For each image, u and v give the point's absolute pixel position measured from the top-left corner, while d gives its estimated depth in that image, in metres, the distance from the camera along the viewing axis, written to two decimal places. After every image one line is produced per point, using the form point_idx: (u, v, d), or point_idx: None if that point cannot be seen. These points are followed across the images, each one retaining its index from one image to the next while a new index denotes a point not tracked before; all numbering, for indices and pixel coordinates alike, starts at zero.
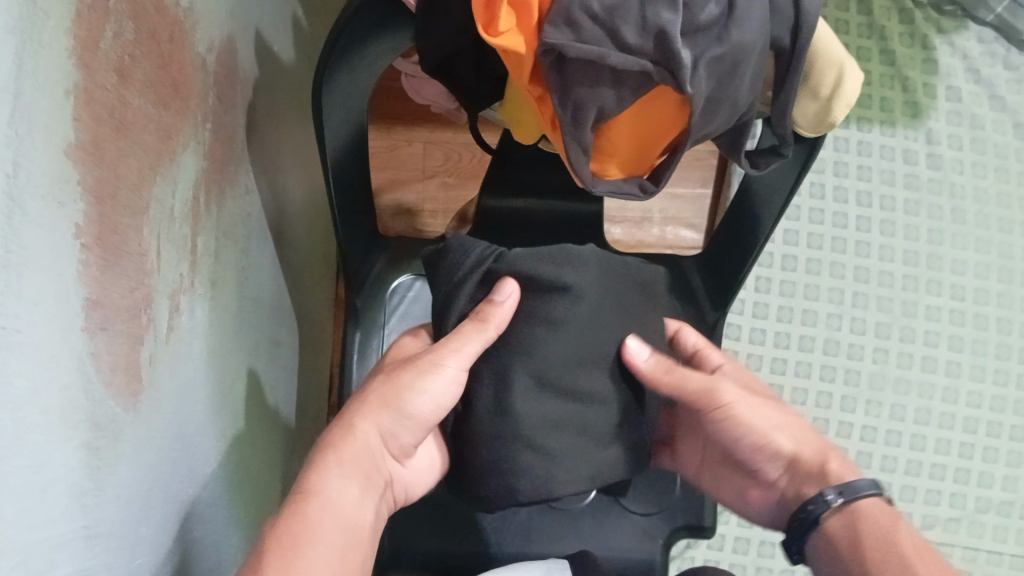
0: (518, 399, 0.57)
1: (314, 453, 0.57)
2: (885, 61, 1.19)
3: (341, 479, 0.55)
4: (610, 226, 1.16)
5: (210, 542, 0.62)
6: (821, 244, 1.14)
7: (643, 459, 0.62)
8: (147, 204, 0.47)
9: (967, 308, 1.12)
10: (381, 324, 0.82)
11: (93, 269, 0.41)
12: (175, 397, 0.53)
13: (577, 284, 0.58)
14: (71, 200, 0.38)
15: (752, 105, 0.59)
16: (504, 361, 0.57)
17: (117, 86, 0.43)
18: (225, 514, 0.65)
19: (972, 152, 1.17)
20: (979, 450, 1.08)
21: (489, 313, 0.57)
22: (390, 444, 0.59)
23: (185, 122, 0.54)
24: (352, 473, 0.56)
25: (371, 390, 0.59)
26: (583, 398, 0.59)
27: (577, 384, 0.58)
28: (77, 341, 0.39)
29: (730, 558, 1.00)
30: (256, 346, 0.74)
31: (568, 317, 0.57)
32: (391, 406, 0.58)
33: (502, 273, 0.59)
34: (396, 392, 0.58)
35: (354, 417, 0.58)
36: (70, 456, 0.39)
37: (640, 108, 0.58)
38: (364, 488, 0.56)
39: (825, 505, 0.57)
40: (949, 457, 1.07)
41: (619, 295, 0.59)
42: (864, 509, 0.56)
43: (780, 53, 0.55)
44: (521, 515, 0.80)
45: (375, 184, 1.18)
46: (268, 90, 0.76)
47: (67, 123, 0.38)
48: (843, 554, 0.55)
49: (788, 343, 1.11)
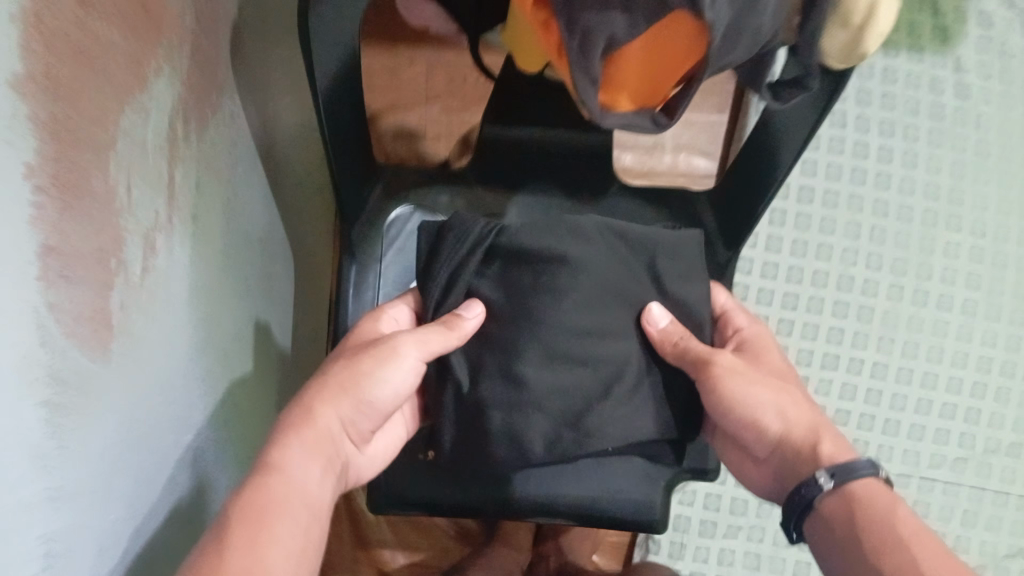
0: (528, 372, 0.63)
1: (275, 435, 0.54)
2: None
3: (307, 458, 0.53)
4: (620, 154, 1.11)
5: (193, 487, 0.60)
6: (839, 175, 1.09)
7: (655, 432, 0.67)
8: (114, 138, 0.44)
9: (987, 245, 1.08)
10: (379, 257, 0.79)
11: (51, 214, 0.37)
12: (152, 343, 0.50)
13: (574, 254, 0.64)
14: (20, 139, 0.34)
15: (777, 35, 0.54)
16: (512, 343, 0.63)
17: (76, 11, 0.39)
18: (210, 457, 0.63)
19: (1001, 81, 1.12)
20: (992, 391, 1.05)
21: (457, 323, 0.61)
22: (350, 432, 0.58)
23: (158, 47, 0.49)
24: (317, 458, 0.54)
25: (330, 376, 0.58)
26: (582, 363, 0.64)
27: (577, 352, 0.64)
28: (33, 293, 0.36)
29: (732, 493, 0.99)
30: (246, 281, 0.71)
31: (571, 286, 0.64)
32: (350, 391, 0.57)
33: (507, 246, 0.65)
34: (355, 379, 0.57)
35: (315, 401, 0.56)
36: (28, 416, 0.36)
37: (655, 35, 0.53)
38: (329, 473, 0.54)
39: (818, 487, 0.54)
40: (960, 397, 1.05)
41: (616, 276, 0.65)
42: (859, 488, 0.53)
43: None
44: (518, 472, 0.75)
45: (375, 107, 1.13)
46: (255, 9, 0.71)
47: (13, 52, 0.34)
48: (838, 535, 0.53)
49: (801, 279, 1.07)
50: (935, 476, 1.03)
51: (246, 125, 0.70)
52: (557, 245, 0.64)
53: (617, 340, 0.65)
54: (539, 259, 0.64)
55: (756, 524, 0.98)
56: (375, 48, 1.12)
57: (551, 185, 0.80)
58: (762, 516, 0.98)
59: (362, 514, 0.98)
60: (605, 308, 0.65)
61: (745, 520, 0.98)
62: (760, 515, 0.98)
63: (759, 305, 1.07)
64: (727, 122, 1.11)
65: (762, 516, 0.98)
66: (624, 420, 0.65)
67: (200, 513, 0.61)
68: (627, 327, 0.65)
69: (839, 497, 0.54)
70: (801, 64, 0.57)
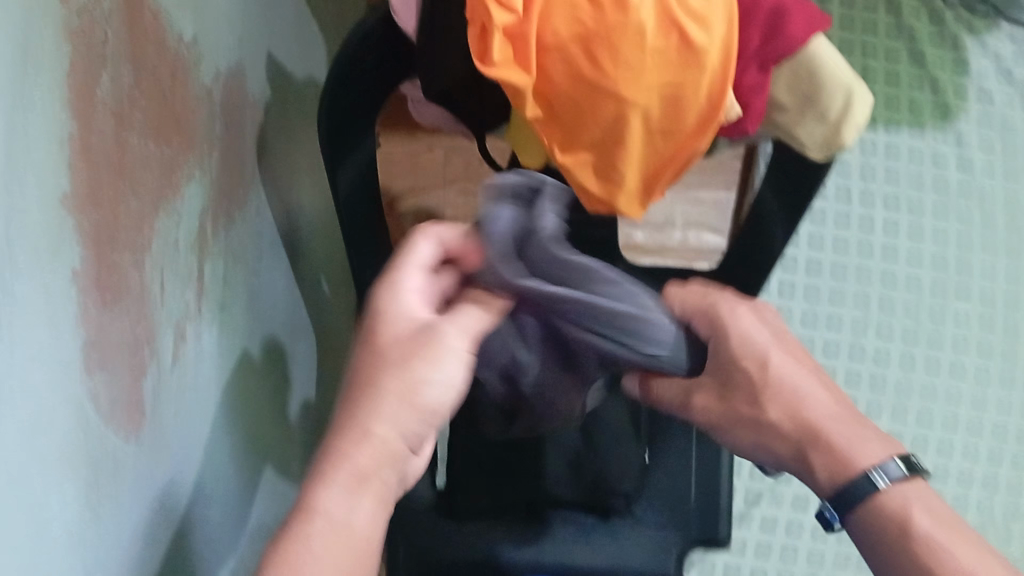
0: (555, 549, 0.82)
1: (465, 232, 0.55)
2: (937, 43, 1.23)
3: (353, 496, 0.46)
4: (631, 230, 1.20)
5: (215, 530, 0.63)
6: (844, 276, 1.16)
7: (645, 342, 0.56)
8: (148, 242, 0.48)
9: (995, 313, 1.15)
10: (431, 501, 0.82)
11: (90, 313, 0.43)
12: (176, 424, 0.55)
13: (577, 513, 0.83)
14: (67, 248, 0.40)
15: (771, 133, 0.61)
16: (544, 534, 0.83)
17: (115, 131, 0.44)
18: (238, 502, 0.68)
19: (1003, 155, 1.20)
20: (983, 452, 1.10)
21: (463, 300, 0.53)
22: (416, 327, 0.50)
23: (192, 152, 0.54)
24: (370, 487, 0.46)
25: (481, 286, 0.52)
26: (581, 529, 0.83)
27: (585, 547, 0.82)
28: (68, 384, 0.41)
29: (751, 564, 1.05)
30: (269, 360, 0.76)
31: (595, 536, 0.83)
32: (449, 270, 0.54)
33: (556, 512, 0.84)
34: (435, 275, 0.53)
35: (365, 411, 0.47)
36: (62, 494, 0.41)
37: (711, 81, 0.55)
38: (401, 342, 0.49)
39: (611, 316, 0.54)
40: (952, 461, 1.09)
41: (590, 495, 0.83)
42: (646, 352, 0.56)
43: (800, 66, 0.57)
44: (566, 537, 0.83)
45: (398, 189, 1.19)
46: (283, 106, 0.77)
47: (59, 176, 0.39)
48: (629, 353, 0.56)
49: (822, 247, 1.17)
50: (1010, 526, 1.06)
51: (272, 217, 0.74)
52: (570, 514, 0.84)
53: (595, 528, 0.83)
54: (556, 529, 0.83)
55: None
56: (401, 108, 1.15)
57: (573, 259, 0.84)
58: None
59: None
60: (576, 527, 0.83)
61: None
62: None
63: (779, 300, 1.15)
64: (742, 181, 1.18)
65: None
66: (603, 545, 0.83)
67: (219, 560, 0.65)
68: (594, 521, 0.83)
69: (868, 497, 0.55)
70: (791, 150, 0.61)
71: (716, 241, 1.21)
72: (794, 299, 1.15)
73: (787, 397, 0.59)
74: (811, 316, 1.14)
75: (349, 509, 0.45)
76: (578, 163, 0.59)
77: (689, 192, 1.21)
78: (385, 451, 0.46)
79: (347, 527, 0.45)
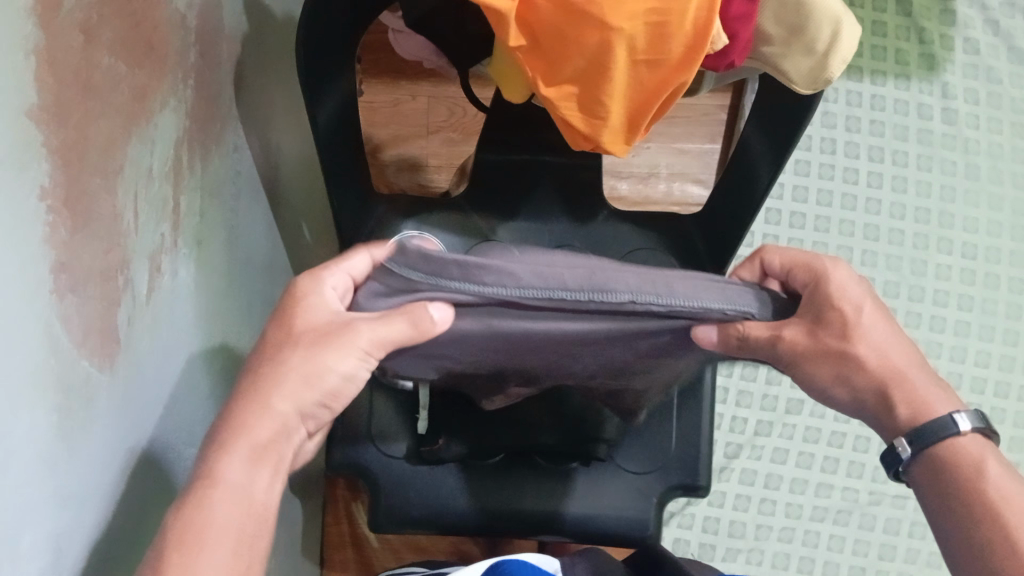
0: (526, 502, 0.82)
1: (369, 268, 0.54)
2: None
3: (251, 466, 0.49)
4: (615, 182, 1.19)
5: None
6: (827, 227, 1.15)
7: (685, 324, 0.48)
8: (120, 166, 0.47)
9: (977, 267, 1.15)
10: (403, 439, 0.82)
11: (61, 234, 0.41)
12: (157, 358, 0.53)
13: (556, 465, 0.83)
14: (34, 162, 0.38)
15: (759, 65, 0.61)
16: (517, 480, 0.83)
17: (83, 46, 0.43)
18: None
19: (988, 106, 1.20)
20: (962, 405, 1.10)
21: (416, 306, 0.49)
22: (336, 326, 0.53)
23: (163, 81, 0.53)
24: (268, 455, 0.50)
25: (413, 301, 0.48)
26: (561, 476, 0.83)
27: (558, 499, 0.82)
28: (44, 304, 0.40)
29: (731, 515, 1.06)
30: (251, 304, 0.74)
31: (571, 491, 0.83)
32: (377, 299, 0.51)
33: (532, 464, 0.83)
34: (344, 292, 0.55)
35: (260, 389, 0.51)
36: (40, 419, 0.40)
37: (698, 5, 0.54)
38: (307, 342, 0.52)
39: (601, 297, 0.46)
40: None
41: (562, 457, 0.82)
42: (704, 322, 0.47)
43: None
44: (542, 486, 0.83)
45: (379, 139, 1.17)
46: (261, 43, 0.75)
47: (27, 85, 0.38)
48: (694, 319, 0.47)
49: (805, 199, 1.16)
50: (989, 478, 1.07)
51: (251, 156, 0.72)
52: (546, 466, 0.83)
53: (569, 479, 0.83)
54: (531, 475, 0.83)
55: (751, 547, 1.04)
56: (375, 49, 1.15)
57: (557, 204, 0.85)
58: (760, 539, 1.05)
59: (364, 536, 1.03)
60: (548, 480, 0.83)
61: (744, 543, 1.05)
62: (758, 538, 1.05)
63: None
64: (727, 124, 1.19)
65: (761, 539, 1.05)
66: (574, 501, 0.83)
67: None
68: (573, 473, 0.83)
69: (948, 444, 0.54)
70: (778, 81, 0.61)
71: (700, 193, 1.19)
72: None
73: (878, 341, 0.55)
74: None
75: (251, 478, 0.49)
76: (562, 95, 0.58)
77: (674, 144, 1.20)
78: (277, 423, 0.51)
79: (241, 489, 0.48)
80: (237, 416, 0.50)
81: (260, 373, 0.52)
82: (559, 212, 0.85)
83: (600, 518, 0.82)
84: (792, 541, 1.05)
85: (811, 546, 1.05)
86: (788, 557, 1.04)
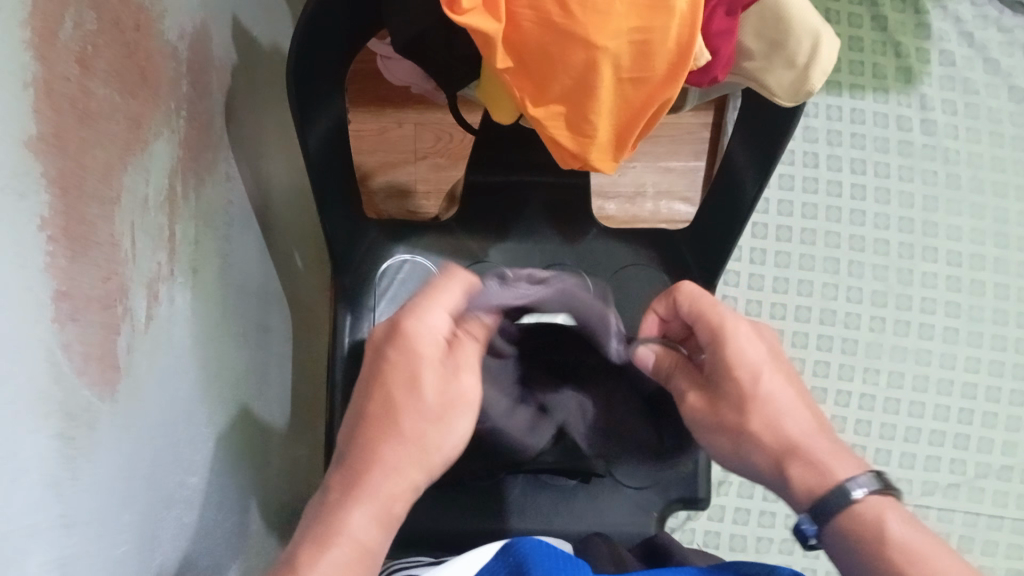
0: (524, 522, 0.82)
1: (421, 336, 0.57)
2: (899, 7, 1.24)
3: (375, 522, 0.51)
4: (603, 202, 1.20)
5: (202, 505, 0.62)
6: (814, 240, 1.17)
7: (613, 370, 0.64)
8: (117, 194, 0.48)
9: (963, 274, 1.16)
10: None
11: (61, 262, 0.41)
12: (156, 385, 0.54)
13: (555, 481, 0.83)
14: (34, 192, 0.39)
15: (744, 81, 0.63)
16: (515, 499, 0.83)
17: (78, 77, 0.43)
18: (223, 474, 0.67)
19: (966, 116, 1.22)
20: (953, 411, 1.11)
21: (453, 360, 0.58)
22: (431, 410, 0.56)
23: (157, 110, 0.54)
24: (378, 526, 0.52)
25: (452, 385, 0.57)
26: (558, 492, 0.83)
27: (553, 513, 0.83)
28: (46, 332, 0.40)
29: (730, 529, 1.06)
30: (247, 332, 0.74)
31: (568, 506, 0.83)
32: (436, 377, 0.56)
33: (529, 480, 0.83)
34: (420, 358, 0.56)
35: (388, 439, 0.54)
36: (44, 446, 0.40)
37: (681, 22, 0.55)
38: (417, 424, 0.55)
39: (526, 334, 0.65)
40: (924, 421, 1.11)
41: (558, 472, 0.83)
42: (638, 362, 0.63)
43: (764, 16, 0.59)
44: (537, 501, 0.83)
45: (367, 166, 1.18)
46: (250, 72, 0.76)
47: (24, 116, 0.38)
48: None
49: (791, 212, 1.18)
50: (985, 484, 1.09)
51: (242, 184, 0.73)
52: (542, 482, 0.83)
53: (567, 494, 0.83)
54: (528, 491, 0.83)
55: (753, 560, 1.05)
56: (354, 74, 1.17)
57: (545, 223, 0.86)
58: (761, 551, 1.05)
59: None
60: (544, 496, 0.83)
61: (745, 555, 1.05)
62: (759, 551, 1.05)
63: (751, 266, 1.16)
64: (711, 141, 1.22)
65: (761, 551, 1.05)
66: (569, 515, 0.83)
67: (207, 533, 0.63)
68: (573, 489, 0.83)
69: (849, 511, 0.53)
70: (763, 96, 0.62)
71: (687, 211, 1.20)
72: (765, 264, 1.16)
73: (774, 413, 0.59)
74: (782, 281, 1.15)
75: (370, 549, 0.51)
76: (549, 115, 0.59)
77: (659, 163, 1.22)
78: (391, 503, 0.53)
79: (364, 544, 0.50)
80: (366, 468, 0.53)
81: (384, 422, 0.54)
82: (550, 230, 0.86)
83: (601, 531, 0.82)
84: (793, 552, 1.05)
85: (811, 556, 1.05)
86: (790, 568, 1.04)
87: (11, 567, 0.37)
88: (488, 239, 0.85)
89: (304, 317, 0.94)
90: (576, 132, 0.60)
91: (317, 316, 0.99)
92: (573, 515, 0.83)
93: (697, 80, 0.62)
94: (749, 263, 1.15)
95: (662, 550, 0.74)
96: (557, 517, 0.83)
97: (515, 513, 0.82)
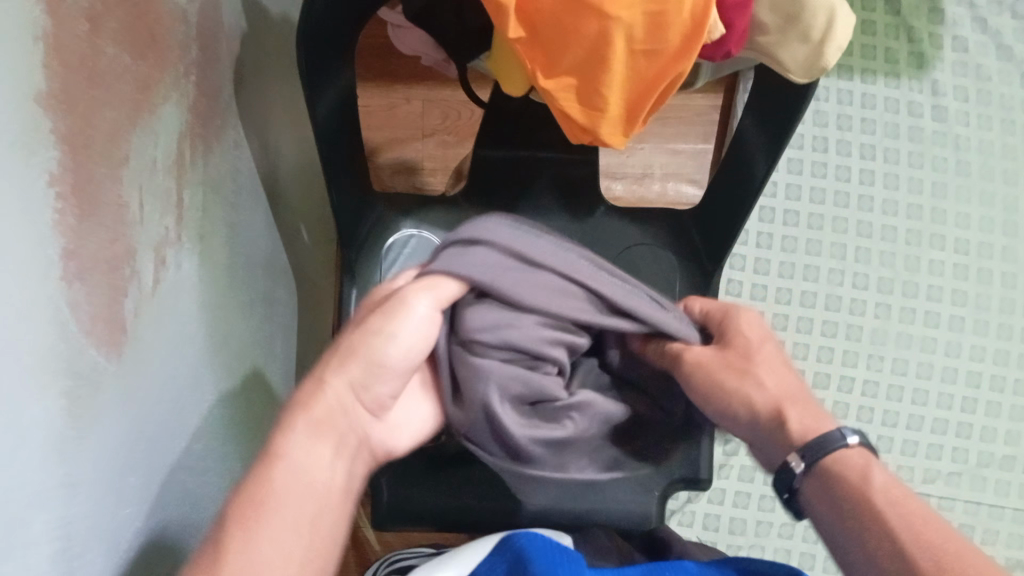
0: (527, 501, 0.82)
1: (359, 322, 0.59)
2: None
3: (314, 439, 0.50)
4: (611, 182, 1.20)
5: (205, 472, 0.62)
6: (821, 225, 1.16)
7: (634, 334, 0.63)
8: (126, 156, 0.48)
9: (970, 262, 1.16)
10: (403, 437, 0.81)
11: (68, 221, 0.41)
12: (162, 349, 0.53)
13: None
14: (43, 148, 0.39)
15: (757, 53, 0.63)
16: (519, 478, 0.83)
17: (88, 35, 0.43)
18: (227, 443, 0.67)
19: (978, 102, 1.21)
20: (957, 399, 1.11)
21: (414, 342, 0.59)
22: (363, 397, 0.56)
23: (167, 74, 0.53)
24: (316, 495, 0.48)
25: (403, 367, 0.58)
26: None
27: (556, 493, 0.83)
28: (54, 292, 0.40)
29: (731, 512, 1.06)
30: (253, 302, 0.74)
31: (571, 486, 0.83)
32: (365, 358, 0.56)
33: None
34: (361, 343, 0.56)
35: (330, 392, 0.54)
36: (51, 404, 0.40)
37: None
38: (341, 448, 0.52)
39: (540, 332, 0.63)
40: (928, 408, 1.11)
41: None
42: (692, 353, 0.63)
43: None
44: None
45: (375, 142, 1.17)
46: (260, 42, 0.75)
47: (35, 72, 0.38)
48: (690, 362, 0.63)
49: (799, 197, 1.17)
50: (987, 473, 1.09)
51: (250, 154, 0.73)
52: None
53: None
54: None
55: (752, 543, 1.05)
56: (364, 49, 1.17)
57: (554, 200, 0.85)
58: (761, 535, 1.05)
59: (365, 540, 1.03)
60: None
61: (744, 539, 1.05)
62: (758, 534, 1.05)
63: (757, 249, 1.15)
64: (720, 123, 1.21)
65: (760, 535, 1.05)
66: (573, 495, 0.82)
67: (210, 499, 0.63)
68: None
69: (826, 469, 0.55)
70: (774, 69, 0.62)
71: (694, 193, 1.20)
72: (772, 248, 1.15)
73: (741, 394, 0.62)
74: (788, 265, 1.15)
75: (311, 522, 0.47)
76: (560, 87, 0.59)
77: (667, 144, 1.21)
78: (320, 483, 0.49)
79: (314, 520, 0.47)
80: (302, 396, 0.53)
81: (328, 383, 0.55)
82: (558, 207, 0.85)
83: (604, 511, 0.82)
84: (793, 537, 1.05)
85: (811, 541, 1.05)
86: (789, 552, 1.05)
87: (16, 523, 0.37)
88: (495, 214, 0.85)
89: (309, 291, 0.94)
90: (587, 105, 0.59)
91: (322, 290, 0.98)
92: (576, 495, 0.82)
93: (710, 55, 0.62)
94: (755, 246, 1.15)
95: (663, 541, 0.74)
96: (560, 497, 0.82)
97: (518, 491, 0.82)
